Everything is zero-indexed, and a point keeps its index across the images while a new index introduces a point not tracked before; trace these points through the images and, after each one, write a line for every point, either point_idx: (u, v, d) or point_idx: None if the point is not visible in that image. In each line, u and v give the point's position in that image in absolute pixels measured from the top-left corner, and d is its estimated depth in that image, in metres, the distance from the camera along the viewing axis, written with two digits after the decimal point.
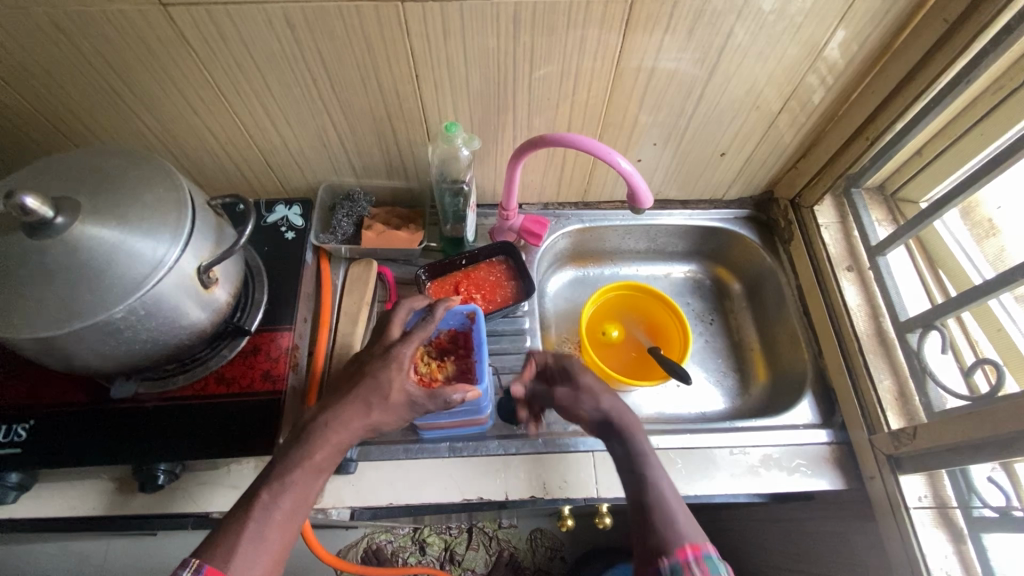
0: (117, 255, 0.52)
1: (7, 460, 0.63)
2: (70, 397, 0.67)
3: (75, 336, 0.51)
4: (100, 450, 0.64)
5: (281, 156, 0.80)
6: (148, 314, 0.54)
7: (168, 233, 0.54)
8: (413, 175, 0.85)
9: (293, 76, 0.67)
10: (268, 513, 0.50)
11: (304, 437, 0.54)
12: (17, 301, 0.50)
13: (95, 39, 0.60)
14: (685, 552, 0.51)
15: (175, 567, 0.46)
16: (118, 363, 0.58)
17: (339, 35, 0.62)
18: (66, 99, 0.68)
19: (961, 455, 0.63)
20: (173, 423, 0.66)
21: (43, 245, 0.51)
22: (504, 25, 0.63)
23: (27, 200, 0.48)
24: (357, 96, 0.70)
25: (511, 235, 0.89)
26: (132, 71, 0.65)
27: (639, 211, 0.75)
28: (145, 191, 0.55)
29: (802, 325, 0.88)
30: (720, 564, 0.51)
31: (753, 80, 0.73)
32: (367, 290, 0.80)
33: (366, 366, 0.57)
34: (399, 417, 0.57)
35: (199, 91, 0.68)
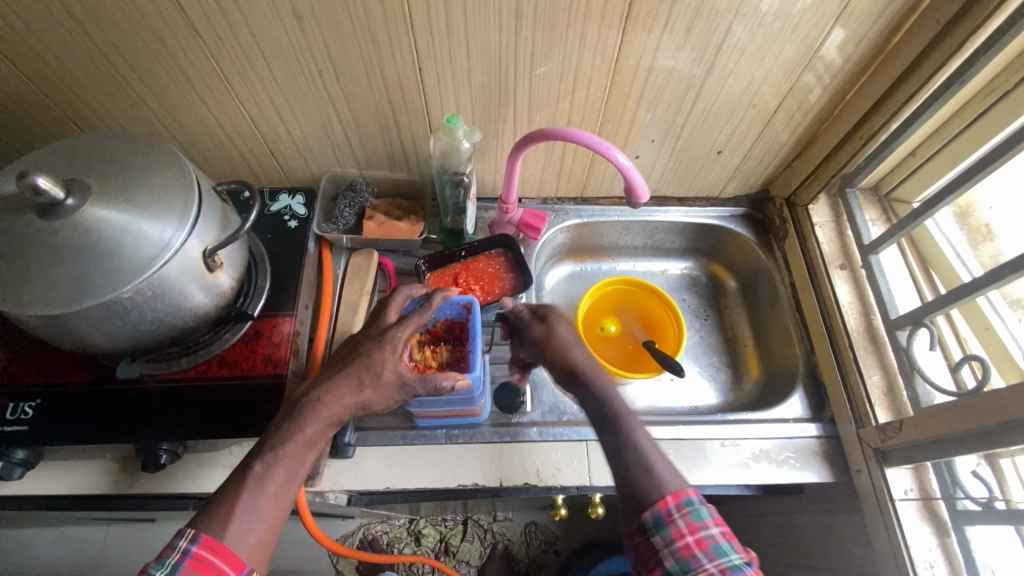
0: (125, 237, 0.53)
1: (13, 437, 0.64)
2: (75, 377, 0.68)
3: (82, 314, 0.53)
4: (103, 428, 0.65)
5: (286, 146, 0.81)
6: (154, 295, 0.55)
7: (175, 217, 0.55)
8: (415, 168, 0.87)
9: (299, 66, 0.68)
10: (262, 484, 0.51)
11: (297, 409, 0.55)
12: (26, 279, 0.52)
13: (106, 26, 0.62)
14: (666, 503, 0.53)
15: (173, 538, 0.48)
16: (123, 344, 0.60)
17: (345, 27, 0.63)
18: (77, 86, 0.70)
19: (945, 448, 0.64)
20: (174, 404, 0.67)
21: (54, 225, 0.52)
22: (506, 21, 0.64)
23: (38, 180, 0.50)
24: (361, 88, 0.72)
25: (510, 228, 0.90)
26: (141, 59, 0.66)
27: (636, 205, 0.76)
28: (153, 176, 0.57)
29: (795, 322, 0.90)
30: (702, 508, 0.53)
31: (750, 79, 0.75)
32: (368, 278, 0.81)
33: (361, 345, 0.59)
34: (390, 397, 0.58)
35: (206, 79, 0.69)
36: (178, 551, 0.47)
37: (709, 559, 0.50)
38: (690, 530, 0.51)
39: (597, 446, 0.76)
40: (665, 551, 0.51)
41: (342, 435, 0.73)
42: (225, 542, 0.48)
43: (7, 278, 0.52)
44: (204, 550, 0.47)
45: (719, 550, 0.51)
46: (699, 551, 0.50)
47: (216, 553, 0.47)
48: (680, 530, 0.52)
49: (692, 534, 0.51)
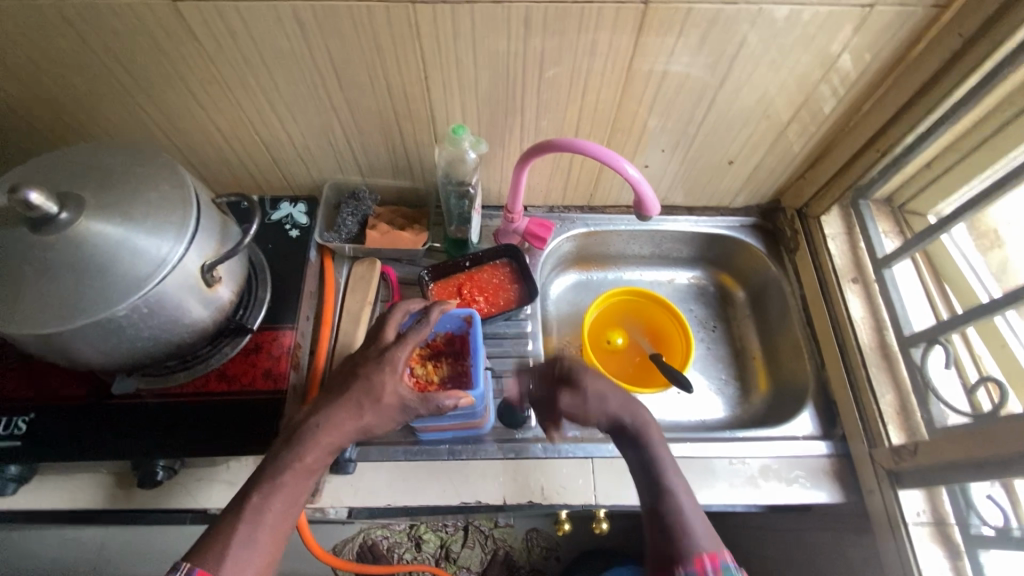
0: (121, 253, 0.51)
1: (7, 453, 0.63)
2: (71, 390, 0.67)
3: (76, 332, 0.51)
4: (99, 444, 0.64)
5: (287, 153, 0.79)
6: (150, 312, 0.54)
7: (172, 231, 0.53)
8: (419, 175, 0.85)
9: (301, 73, 0.66)
10: (259, 515, 0.50)
11: (295, 437, 0.54)
12: (18, 297, 0.50)
13: (103, 33, 0.60)
14: (702, 565, 0.52)
15: (166, 572, 0.46)
16: (119, 360, 0.58)
17: (348, 34, 0.61)
18: (73, 93, 0.68)
19: (961, 473, 0.63)
20: (172, 419, 0.66)
21: (47, 241, 0.51)
22: (516, 28, 0.62)
23: (31, 195, 0.48)
24: (365, 96, 0.70)
25: (515, 238, 0.89)
26: (139, 66, 0.64)
27: (645, 218, 0.75)
28: (150, 188, 0.55)
29: (805, 336, 0.88)
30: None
31: (764, 89, 0.73)
32: (370, 289, 0.79)
33: (359, 367, 0.57)
34: (392, 419, 0.56)
35: (206, 87, 0.67)
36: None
37: None
38: None
39: (602, 464, 0.75)
40: None
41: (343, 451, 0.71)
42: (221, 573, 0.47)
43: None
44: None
45: None
46: None
47: None
48: None
49: None
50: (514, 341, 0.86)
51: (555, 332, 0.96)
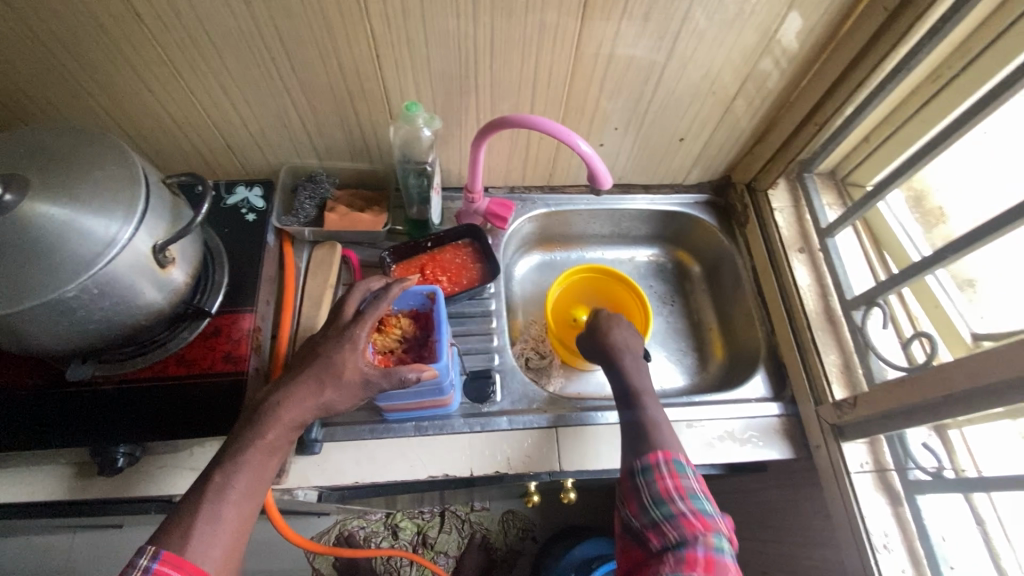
0: (67, 234, 0.51)
1: None
2: (23, 380, 0.66)
3: (23, 316, 0.50)
4: (53, 433, 0.63)
5: (242, 137, 0.79)
6: (101, 293, 0.53)
7: (121, 211, 0.53)
8: (377, 157, 0.85)
9: (251, 53, 0.66)
10: (223, 493, 0.50)
11: (256, 417, 0.54)
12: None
13: (40, 12, 0.58)
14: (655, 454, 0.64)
15: (132, 556, 0.46)
16: (71, 345, 0.57)
17: (297, 13, 0.61)
18: (14, 76, 0.66)
19: (895, 421, 0.68)
20: (130, 405, 0.65)
21: None
22: (465, 7, 0.63)
23: None
24: (317, 77, 0.70)
25: (477, 218, 0.90)
26: (82, 48, 0.63)
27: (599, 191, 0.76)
28: (96, 169, 0.54)
29: (757, 305, 0.92)
30: (684, 464, 0.64)
31: (709, 66, 0.76)
32: (332, 271, 0.80)
33: (320, 345, 0.58)
34: (353, 395, 0.57)
35: (153, 68, 0.66)
36: (138, 570, 0.45)
37: (683, 501, 0.61)
38: (671, 477, 0.63)
39: (566, 433, 0.77)
40: (645, 489, 0.62)
41: (310, 431, 0.71)
42: (188, 552, 0.47)
43: None
44: (164, 565, 0.45)
45: (694, 496, 0.61)
46: (675, 493, 0.61)
47: (180, 568, 0.45)
48: (661, 475, 0.63)
49: (671, 478, 0.63)
50: (478, 319, 0.87)
51: (519, 311, 0.98)
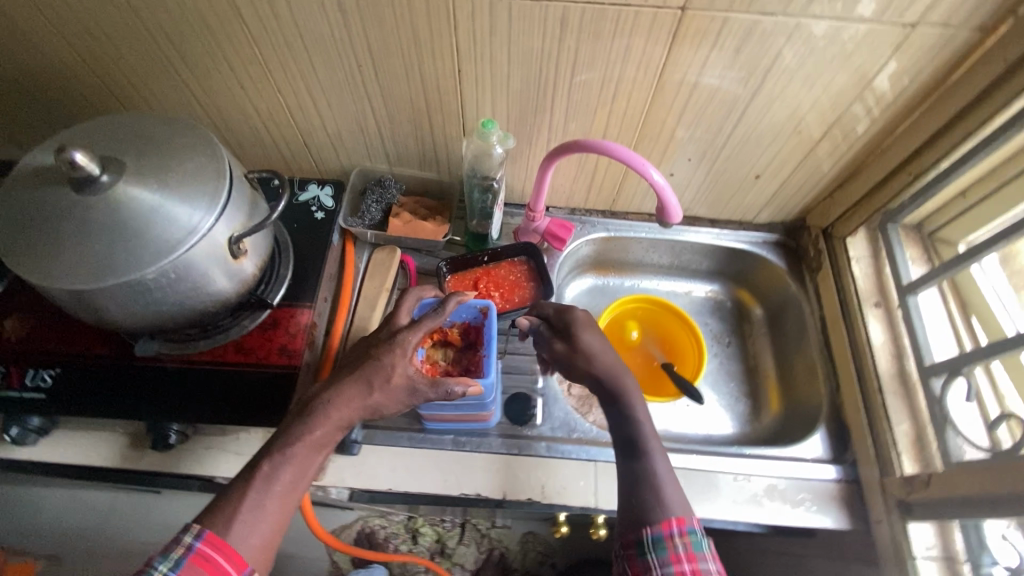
0: (155, 218, 0.53)
1: (30, 403, 0.65)
2: (96, 350, 0.69)
3: (106, 291, 0.53)
4: (116, 403, 0.66)
5: (319, 137, 0.81)
6: (178, 277, 0.56)
7: (205, 201, 0.55)
8: (445, 168, 0.86)
9: (340, 59, 0.68)
10: (269, 484, 0.51)
11: (307, 412, 0.55)
12: (54, 253, 0.52)
13: (156, 10, 0.63)
14: (669, 525, 0.54)
15: (177, 534, 0.48)
16: (143, 321, 0.60)
17: (388, 25, 0.63)
18: (123, 65, 0.71)
19: (975, 508, 0.61)
20: (188, 386, 0.67)
21: (87, 202, 0.53)
22: (552, 29, 0.63)
23: (76, 156, 0.50)
24: (398, 86, 0.71)
25: (535, 237, 0.89)
26: (187, 43, 0.67)
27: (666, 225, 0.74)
28: (188, 160, 0.57)
29: (822, 358, 0.86)
30: (703, 541, 0.53)
31: (797, 105, 0.72)
32: (389, 275, 0.81)
33: (372, 347, 0.58)
34: (399, 400, 0.57)
35: (248, 66, 0.70)
36: (183, 547, 0.47)
37: None
38: (688, 559, 0.52)
39: (605, 468, 0.74)
40: (656, 571, 0.52)
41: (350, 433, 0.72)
42: (230, 536, 0.48)
43: (39, 250, 0.52)
44: (208, 547, 0.47)
45: None
46: None
47: (222, 552, 0.47)
48: (677, 556, 0.52)
49: (689, 562, 0.52)
50: (525, 339, 0.86)
51: None
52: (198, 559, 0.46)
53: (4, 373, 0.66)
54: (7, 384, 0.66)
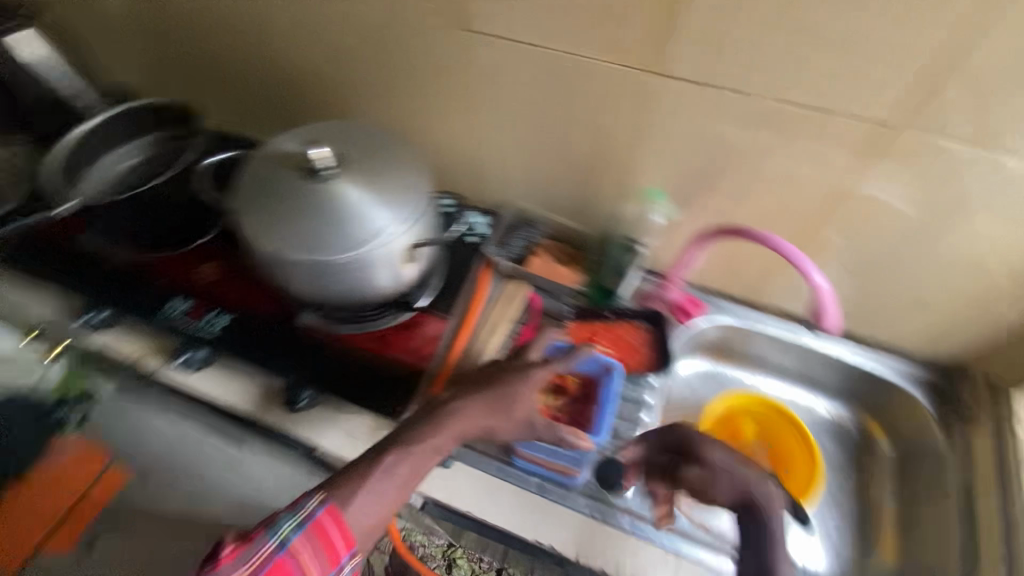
0: (362, 212, 0.62)
1: (204, 337, 0.76)
2: (262, 307, 0.78)
3: (307, 263, 0.62)
4: (268, 358, 0.75)
5: (489, 171, 0.89)
6: (363, 265, 0.64)
7: (402, 208, 0.64)
8: (592, 223, 0.90)
9: (536, 109, 0.75)
10: (389, 473, 0.54)
11: (433, 416, 0.58)
12: (276, 221, 0.62)
13: (403, 43, 0.75)
14: None
15: (304, 496, 0.53)
16: (317, 295, 0.69)
17: (590, 89, 0.69)
18: (355, 80, 0.84)
19: None
20: (328, 360, 0.75)
21: (314, 186, 0.63)
22: (743, 119, 0.66)
23: (320, 149, 0.61)
24: (578, 141, 0.77)
25: (662, 305, 0.89)
26: (414, 72, 0.78)
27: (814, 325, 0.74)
28: (396, 170, 0.66)
29: (961, 523, 0.76)
30: None
31: (985, 241, 0.68)
32: (514, 310, 0.82)
33: (502, 373, 0.61)
34: (514, 431, 0.60)
35: (454, 101, 0.80)
36: (306, 510, 0.52)
37: None
38: None
39: (688, 566, 0.70)
40: None
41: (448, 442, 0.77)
42: (349, 512, 0.52)
43: (267, 217, 0.63)
44: (327, 518, 0.51)
45: None
46: None
47: (337, 525, 0.51)
48: None
49: None
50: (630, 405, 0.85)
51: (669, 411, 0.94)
52: (318, 527, 0.51)
53: (190, 308, 0.78)
54: (190, 318, 0.77)
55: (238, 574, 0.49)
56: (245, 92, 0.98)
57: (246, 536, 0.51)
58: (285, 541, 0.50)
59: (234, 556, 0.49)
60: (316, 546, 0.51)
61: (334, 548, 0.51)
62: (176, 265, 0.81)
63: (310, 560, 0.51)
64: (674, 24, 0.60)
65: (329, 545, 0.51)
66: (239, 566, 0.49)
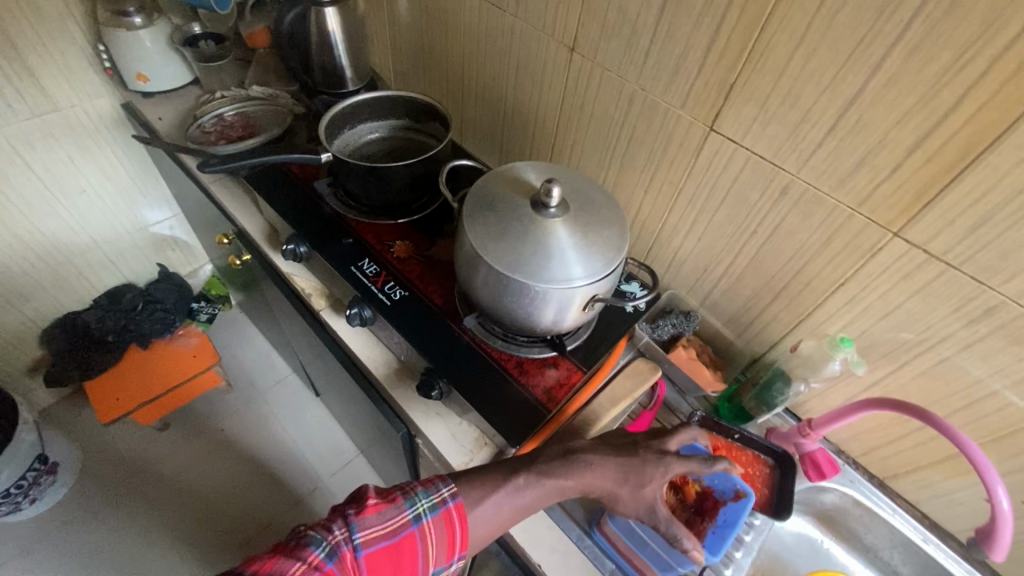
0: (568, 255, 0.68)
1: (376, 302, 0.84)
2: (431, 294, 0.86)
3: (506, 279, 0.69)
4: (420, 340, 0.81)
5: (665, 252, 0.92)
6: (548, 298, 0.70)
7: (601, 264, 0.69)
8: (746, 337, 0.89)
9: (744, 219, 0.77)
10: (518, 495, 0.62)
11: (569, 461, 0.63)
12: (496, 238, 0.69)
13: (643, 120, 0.81)
14: None
15: (440, 483, 0.61)
16: (493, 304, 0.75)
17: (809, 222, 0.70)
18: (581, 134, 0.92)
19: None
20: (469, 364, 0.80)
21: (535, 217, 0.69)
22: (964, 309, 0.63)
23: (556, 190, 0.67)
24: (770, 262, 0.78)
25: (790, 448, 0.86)
26: (640, 146, 0.84)
27: (986, 548, 0.69)
28: (607, 228, 0.71)
29: None
30: None
31: None
32: (642, 387, 0.82)
33: (641, 448, 0.64)
34: (635, 507, 0.62)
35: (665, 182, 0.84)
36: (441, 497, 0.60)
37: None
38: None
39: None
40: None
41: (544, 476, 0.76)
42: (473, 512, 0.60)
43: (487, 227, 0.70)
44: (456, 511, 0.60)
45: None
46: None
47: (461, 519, 0.60)
48: None
49: None
50: None
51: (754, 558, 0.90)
52: (449, 516, 0.59)
53: (376, 274, 0.87)
54: (374, 282, 0.86)
55: (376, 526, 0.57)
56: (477, 108, 1.11)
57: (388, 498, 0.59)
58: (419, 516, 0.59)
59: (377, 510, 0.57)
60: (443, 532, 0.59)
61: (452, 540, 0.59)
62: (376, 231, 0.93)
63: (432, 541, 0.58)
64: (930, 201, 0.59)
65: (450, 535, 0.59)
66: (379, 521, 0.57)
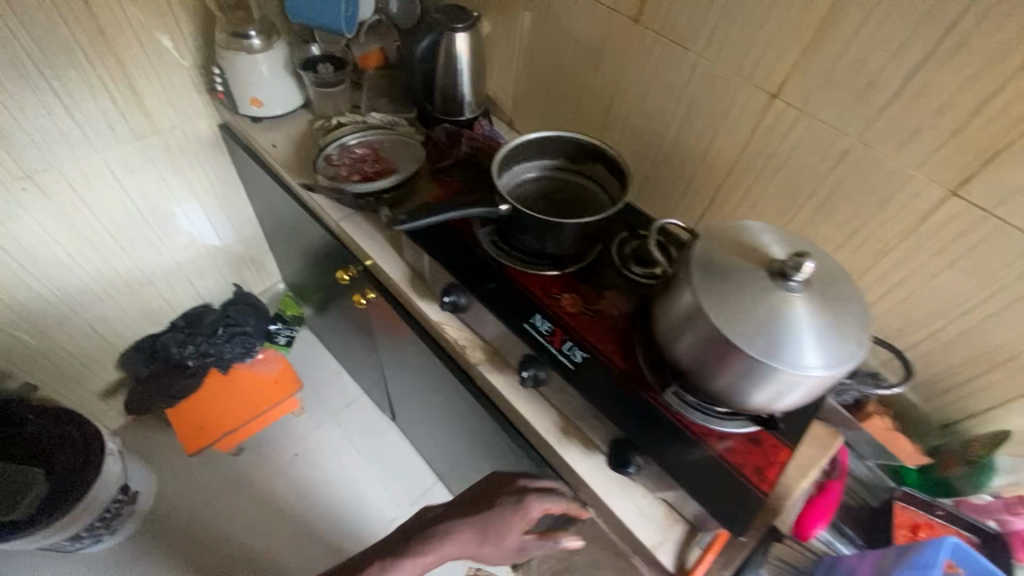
0: (820, 336, 0.62)
1: (557, 364, 0.78)
2: (613, 356, 0.80)
3: (746, 359, 0.63)
4: (612, 409, 0.75)
5: None
6: (791, 382, 0.63)
7: (854, 347, 0.63)
8: (938, 404, 0.84)
9: (970, 287, 0.72)
10: (421, 553, 0.74)
11: (427, 539, 0.76)
12: (741, 316, 0.63)
13: (855, 175, 0.76)
14: None
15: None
16: (710, 379, 0.69)
17: None
18: (762, 181, 0.87)
19: None
20: (669, 438, 0.73)
21: (777, 291, 0.64)
22: None
23: (808, 265, 0.61)
24: (996, 332, 0.73)
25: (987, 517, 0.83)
26: (842, 200, 0.79)
27: None
28: (852, 304, 0.65)
29: None
30: None
31: None
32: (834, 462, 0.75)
33: (496, 507, 0.77)
34: (499, 553, 0.77)
35: (868, 239, 0.79)
36: None
37: None
38: None
39: None
40: None
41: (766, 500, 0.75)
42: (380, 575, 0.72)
43: (721, 301, 0.64)
44: None
45: None
46: None
47: None
48: None
49: None
50: None
51: None
52: None
53: (551, 331, 0.81)
54: (550, 341, 0.80)
55: None
56: (620, 143, 1.05)
57: None
58: None
59: None
60: None
61: None
62: (540, 282, 0.87)
63: None
64: None
65: None
66: None
